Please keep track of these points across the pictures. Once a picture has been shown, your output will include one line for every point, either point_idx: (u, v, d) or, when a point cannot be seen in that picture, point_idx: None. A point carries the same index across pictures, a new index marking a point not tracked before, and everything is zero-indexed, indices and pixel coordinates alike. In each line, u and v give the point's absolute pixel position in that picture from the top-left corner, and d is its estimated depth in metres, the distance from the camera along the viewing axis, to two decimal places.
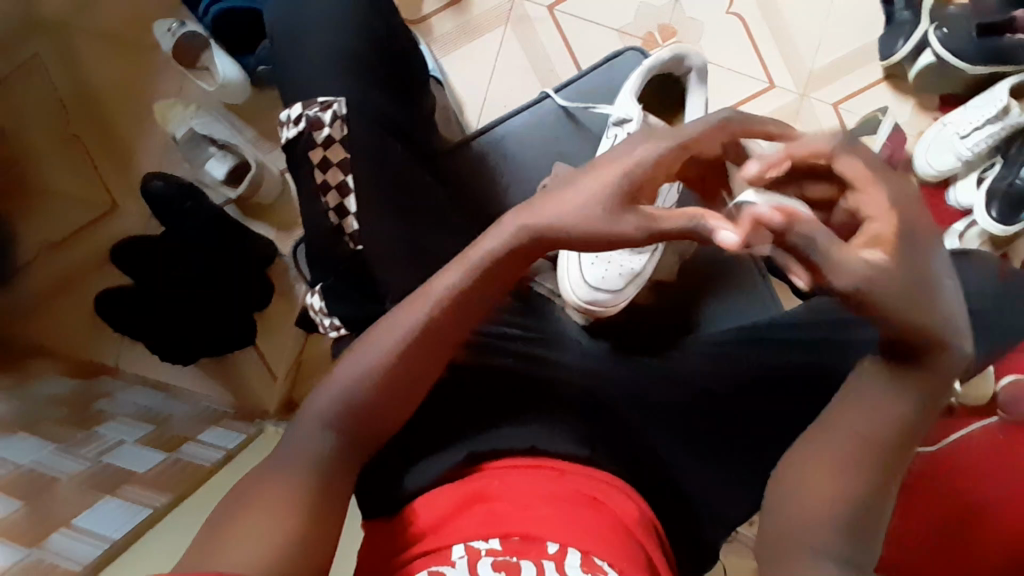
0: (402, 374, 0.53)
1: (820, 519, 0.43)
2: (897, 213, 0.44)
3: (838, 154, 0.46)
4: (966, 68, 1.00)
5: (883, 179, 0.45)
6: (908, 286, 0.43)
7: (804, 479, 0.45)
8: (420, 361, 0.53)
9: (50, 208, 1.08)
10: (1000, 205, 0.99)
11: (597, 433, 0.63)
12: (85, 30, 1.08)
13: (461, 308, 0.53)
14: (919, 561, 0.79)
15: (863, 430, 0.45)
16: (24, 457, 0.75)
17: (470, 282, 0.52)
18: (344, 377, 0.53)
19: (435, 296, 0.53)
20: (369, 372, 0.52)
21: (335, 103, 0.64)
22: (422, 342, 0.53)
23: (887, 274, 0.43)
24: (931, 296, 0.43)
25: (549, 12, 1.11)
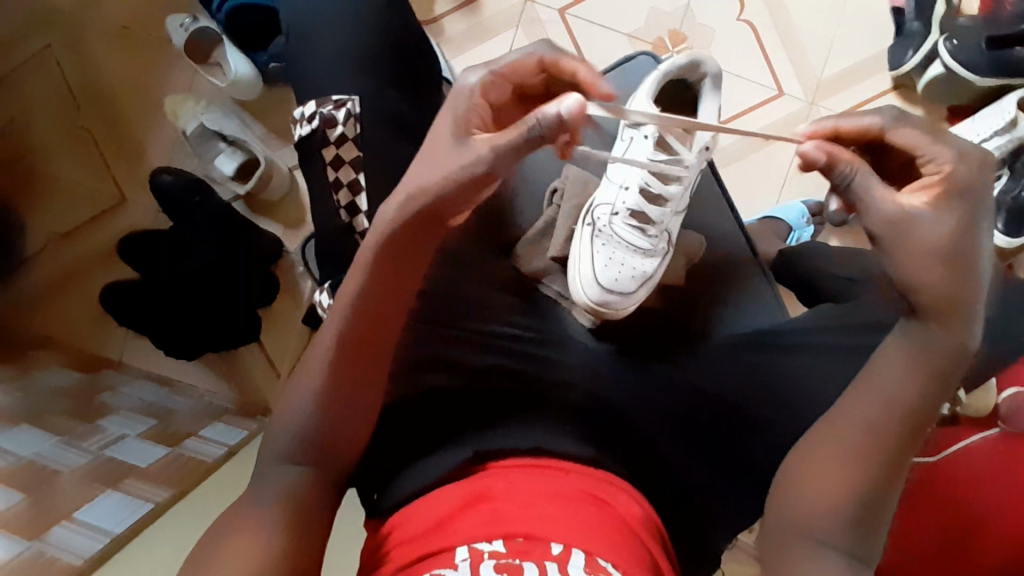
0: (340, 387, 0.53)
1: (821, 518, 0.49)
2: (958, 171, 0.48)
3: (890, 126, 0.50)
4: (976, 80, 1.00)
5: (939, 145, 0.49)
6: (935, 249, 0.47)
7: (807, 485, 0.50)
8: (354, 364, 0.54)
9: (57, 200, 1.08)
10: (1005, 217, 0.99)
11: (601, 435, 0.63)
12: (98, 24, 1.08)
13: (382, 296, 0.54)
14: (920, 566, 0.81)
15: (868, 432, 0.49)
16: (26, 448, 0.75)
17: (369, 282, 0.53)
18: (302, 403, 0.54)
19: (348, 299, 0.53)
20: (314, 397, 0.53)
21: (349, 102, 0.64)
22: (344, 353, 0.53)
23: (926, 226, 0.47)
24: (967, 257, 0.47)
25: (559, 16, 1.11)
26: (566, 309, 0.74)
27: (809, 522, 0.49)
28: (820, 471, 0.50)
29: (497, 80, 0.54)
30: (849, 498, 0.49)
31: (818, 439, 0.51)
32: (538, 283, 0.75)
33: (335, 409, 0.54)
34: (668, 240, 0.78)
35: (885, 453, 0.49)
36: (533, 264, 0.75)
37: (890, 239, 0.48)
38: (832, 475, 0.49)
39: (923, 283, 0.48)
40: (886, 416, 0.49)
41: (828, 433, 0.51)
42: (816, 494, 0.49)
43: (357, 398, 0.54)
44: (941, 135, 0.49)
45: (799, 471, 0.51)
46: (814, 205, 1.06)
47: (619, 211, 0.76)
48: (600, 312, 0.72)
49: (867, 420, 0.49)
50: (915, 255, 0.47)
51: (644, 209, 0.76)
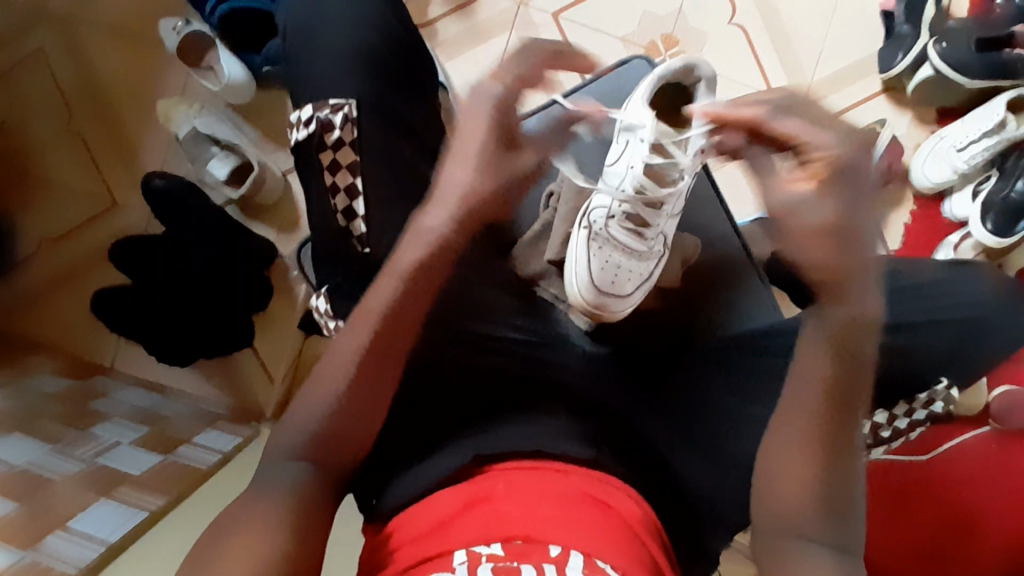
0: (364, 386, 0.55)
1: (795, 513, 0.51)
2: (836, 162, 0.57)
3: (774, 117, 0.59)
4: (966, 81, 1.02)
5: (817, 133, 0.58)
6: (821, 228, 0.57)
7: (777, 481, 0.53)
8: (379, 364, 0.56)
9: (48, 205, 1.07)
10: (995, 217, 1.00)
11: (600, 436, 0.62)
12: (89, 28, 1.07)
13: (415, 296, 0.58)
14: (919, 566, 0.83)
15: (818, 425, 0.53)
16: (18, 456, 0.74)
17: (408, 285, 0.57)
18: (317, 405, 0.54)
19: (386, 298, 0.57)
20: (336, 398, 0.54)
21: (346, 105, 0.64)
22: (376, 353, 0.56)
23: (810, 210, 0.57)
24: (853, 243, 0.57)
25: (553, 19, 1.11)
26: (562, 311, 0.75)
27: (787, 516, 0.51)
28: (785, 465, 0.53)
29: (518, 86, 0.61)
30: (817, 487, 0.52)
31: (771, 438, 0.55)
32: (535, 287, 0.77)
33: (358, 411, 0.55)
34: (664, 242, 0.77)
35: (833, 441, 0.53)
36: (531, 267, 0.77)
37: (784, 222, 0.59)
38: (796, 470, 0.52)
39: (823, 261, 0.57)
40: (825, 406, 0.54)
41: (780, 428, 0.55)
42: (788, 488, 0.52)
43: (378, 399, 0.56)
44: (822, 125, 0.58)
45: (765, 468, 0.54)
46: None
47: (617, 214, 0.75)
48: (599, 314, 0.73)
49: (812, 412, 0.54)
50: (804, 232, 0.58)
51: (641, 214, 0.74)
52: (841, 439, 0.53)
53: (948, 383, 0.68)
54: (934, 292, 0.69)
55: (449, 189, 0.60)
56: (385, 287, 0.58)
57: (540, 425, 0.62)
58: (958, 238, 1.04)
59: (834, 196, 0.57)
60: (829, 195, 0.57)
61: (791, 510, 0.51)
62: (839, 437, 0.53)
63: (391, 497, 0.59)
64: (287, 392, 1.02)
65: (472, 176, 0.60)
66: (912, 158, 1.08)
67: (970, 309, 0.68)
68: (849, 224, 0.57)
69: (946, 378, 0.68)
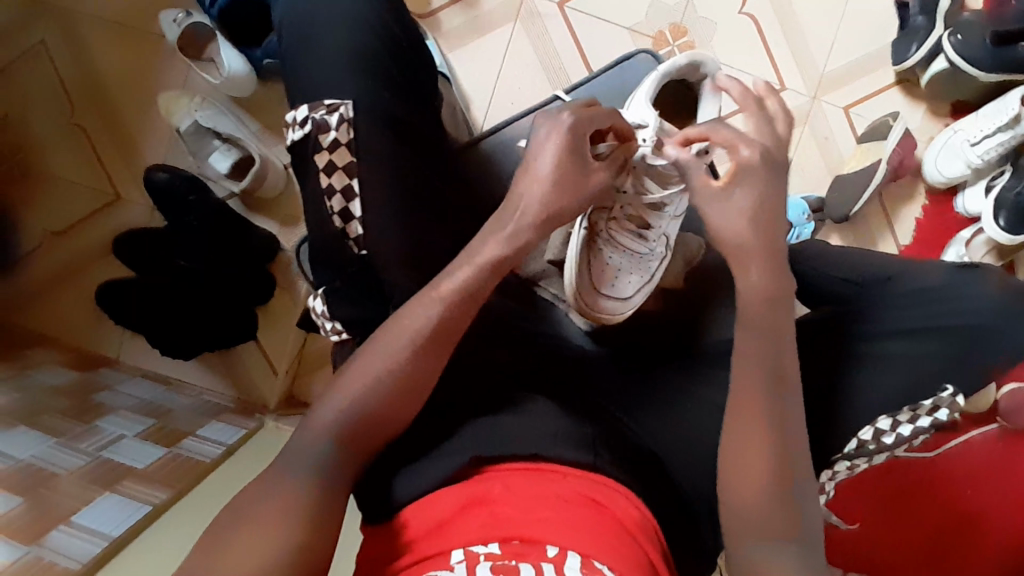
0: (419, 369, 0.57)
1: (762, 501, 0.52)
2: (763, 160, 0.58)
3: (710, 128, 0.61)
4: (980, 76, 0.99)
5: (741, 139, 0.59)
6: (743, 219, 0.57)
7: (745, 476, 0.52)
8: (429, 361, 0.57)
9: (50, 196, 1.07)
10: (1007, 214, 0.97)
11: (599, 439, 0.60)
12: (89, 18, 1.06)
13: (471, 303, 0.58)
14: (935, 554, 0.97)
15: (773, 408, 0.54)
16: (23, 450, 0.75)
17: (478, 277, 0.59)
18: (359, 381, 0.56)
19: (446, 296, 0.58)
20: (384, 373, 0.56)
21: (342, 106, 0.63)
22: (435, 337, 0.57)
23: (731, 203, 0.57)
24: (774, 230, 0.57)
25: (559, 9, 1.09)
26: (563, 312, 0.78)
27: (756, 509, 0.51)
28: (749, 453, 0.53)
29: (592, 118, 0.63)
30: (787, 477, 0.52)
31: (737, 433, 0.54)
32: (536, 286, 0.78)
33: (399, 400, 0.56)
34: (667, 244, 0.77)
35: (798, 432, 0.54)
36: (532, 267, 0.78)
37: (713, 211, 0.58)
38: (763, 460, 0.52)
39: (731, 235, 0.57)
40: (775, 388, 0.54)
41: (742, 418, 0.54)
42: (755, 481, 0.52)
43: (429, 381, 0.57)
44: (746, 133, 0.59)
45: (737, 467, 0.53)
46: (815, 201, 1.06)
47: (620, 215, 0.75)
48: (600, 318, 0.74)
49: (764, 395, 0.54)
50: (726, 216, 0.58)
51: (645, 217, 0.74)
52: (796, 425, 0.54)
53: (953, 390, 0.65)
54: (937, 298, 0.67)
55: (518, 211, 0.61)
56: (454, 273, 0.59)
57: (538, 411, 0.61)
58: (970, 234, 1.02)
59: (749, 180, 0.58)
60: (749, 186, 0.58)
61: (764, 500, 0.51)
62: (799, 421, 0.55)
63: (397, 492, 0.57)
64: (291, 383, 1.04)
65: (548, 187, 0.61)
66: (925, 151, 1.06)
67: (970, 316, 0.66)
68: (766, 211, 0.58)
69: (948, 386, 0.65)
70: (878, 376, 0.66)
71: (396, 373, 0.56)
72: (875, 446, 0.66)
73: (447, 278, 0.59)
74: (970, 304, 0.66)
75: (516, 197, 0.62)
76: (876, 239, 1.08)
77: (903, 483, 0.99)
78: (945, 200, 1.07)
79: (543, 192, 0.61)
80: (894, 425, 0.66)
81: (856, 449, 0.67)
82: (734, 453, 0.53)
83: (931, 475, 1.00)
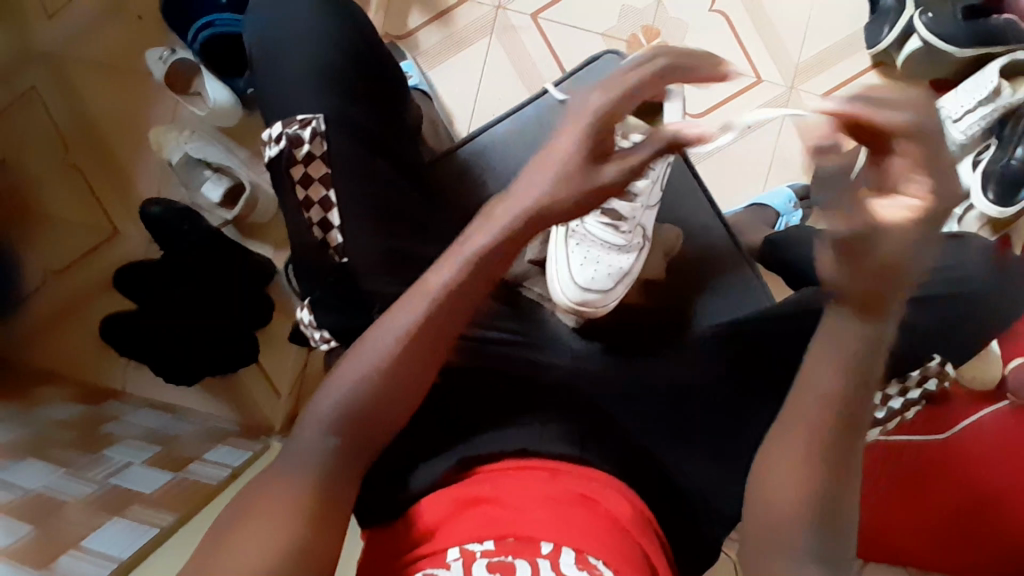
0: (406, 366, 0.54)
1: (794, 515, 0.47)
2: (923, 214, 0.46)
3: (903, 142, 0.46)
4: (955, 51, 1.00)
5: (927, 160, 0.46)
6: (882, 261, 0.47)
7: (770, 487, 0.48)
8: (418, 356, 0.54)
9: (53, 234, 1.10)
10: (996, 187, 0.98)
11: (588, 433, 0.62)
12: (82, 63, 1.10)
13: (457, 305, 0.54)
14: (950, 534, 0.99)
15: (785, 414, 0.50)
16: (33, 481, 0.76)
17: (459, 278, 0.54)
18: (349, 375, 0.53)
19: (434, 296, 0.54)
20: (370, 371, 0.53)
21: (314, 120, 0.65)
22: (423, 333, 0.54)
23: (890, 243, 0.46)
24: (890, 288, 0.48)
25: (532, 21, 1.11)
26: (549, 310, 0.76)
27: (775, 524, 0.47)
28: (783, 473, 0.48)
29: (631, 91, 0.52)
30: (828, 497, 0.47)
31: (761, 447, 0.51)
32: (521, 287, 0.77)
33: (393, 395, 0.54)
34: (643, 235, 0.79)
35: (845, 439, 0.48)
36: (515, 269, 0.78)
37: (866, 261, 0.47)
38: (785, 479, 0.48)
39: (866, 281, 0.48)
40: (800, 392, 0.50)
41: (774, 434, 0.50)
42: (784, 492, 0.47)
43: (420, 379, 0.55)
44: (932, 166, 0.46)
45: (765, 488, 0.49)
46: (800, 190, 1.06)
47: (592, 211, 0.78)
48: (582, 311, 0.74)
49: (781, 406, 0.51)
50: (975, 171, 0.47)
51: (614, 207, 0.77)
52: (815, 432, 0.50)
53: (939, 359, 0.68)
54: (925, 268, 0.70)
55: (514, 201, 0.54)
56: (443, 270, 0.55)
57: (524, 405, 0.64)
58: (962, 210, 1.02)
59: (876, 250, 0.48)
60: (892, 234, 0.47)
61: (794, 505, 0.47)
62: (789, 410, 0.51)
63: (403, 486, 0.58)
64: (295, 404, 1.06)
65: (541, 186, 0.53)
66: None
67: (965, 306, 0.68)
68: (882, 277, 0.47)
69: (936, 356, 0.68)
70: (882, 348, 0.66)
71: (389, 368, 0.54)
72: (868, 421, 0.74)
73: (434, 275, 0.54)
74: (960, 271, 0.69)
75: (517, 187, 0.54)
76: None
77: (899, 465, 1.01)
78: None
79: (547, 183, 0.53)
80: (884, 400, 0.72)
81: None
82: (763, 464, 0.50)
83: (926, 456, 1.00)
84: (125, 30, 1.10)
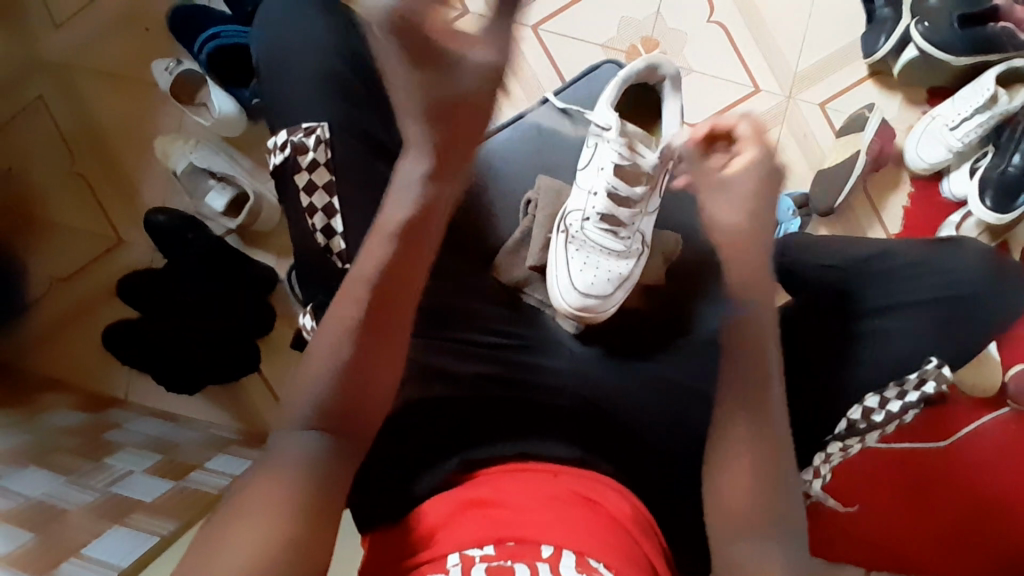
0: (365, 356, 0.56)
1: (758, 499, 0.56)
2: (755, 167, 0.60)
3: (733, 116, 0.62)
4: (951, 59, 1.02)
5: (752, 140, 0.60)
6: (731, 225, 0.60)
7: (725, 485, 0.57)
8: (376, 345, 0.56)
9: (57, 243, 1.11)
10: (993, 193, 0.99)
11: (590, 437, 0.65)
12: (89, 74, 1.12)
13: (399, 280, 0.58)
14: (957, 537, 0.99)
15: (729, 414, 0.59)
16: (33, 489, 0.76)
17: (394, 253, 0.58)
18: (317, 378, 0.55)
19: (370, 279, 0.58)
20: (331, 370, 0.55)
21: (318, 128, 0.66)
22: (372, 323, 0.57)
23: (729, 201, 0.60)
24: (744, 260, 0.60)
25: (533, 32, 1.13)
26: (550, 317, 0.75)
27: (743, 512, 0.56)
28: (731, 472, 0.57)
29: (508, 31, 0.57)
30: (784, 484, 0.57)
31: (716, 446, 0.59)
32: (521, 293, 0.76)
33: (370, 368, 0.56)
34: (643, 240, 0.77)
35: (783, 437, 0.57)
36: (514, 275, 0.76)
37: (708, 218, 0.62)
38: (741, 480, 0.57)
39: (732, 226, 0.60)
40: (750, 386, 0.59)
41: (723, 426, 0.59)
42: (734, 488, 0.57)
43: (385, 372, 0.57)
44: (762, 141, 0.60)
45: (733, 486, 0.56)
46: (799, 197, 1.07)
47: (591, 216, 0.77)
48: (582, 317, 0.73)
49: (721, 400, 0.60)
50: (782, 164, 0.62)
51: (614, 212, 0.75)
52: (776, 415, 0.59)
53: (937, 362, 0.67)
54: (916, 275, 0.70)
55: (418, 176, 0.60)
56: (375, 248, 0.59)
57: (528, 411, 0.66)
58: (959, 217, 1.04)
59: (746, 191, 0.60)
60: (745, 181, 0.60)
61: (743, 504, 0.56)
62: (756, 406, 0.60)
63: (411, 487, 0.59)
64: None
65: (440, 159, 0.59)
66: (904, 140, 1.08)
67: (959, 316, 0.69)
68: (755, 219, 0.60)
69: (932, 357, 0.68)
70: (876, 351, 0.69)
71: (350, 364, 0.55)
72: (866, 425, 0.67)
73: (369, 258, 0.58)
74: (956, 275, 0.70)
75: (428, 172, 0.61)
76: (865, 228, 1.09)
77: (903, 470, 1.00)
78: (931, 185, 1.08)
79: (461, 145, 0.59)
80: (883, 402, 0.67)
81: (846, 429, 0.67)
82: (722, 454, 0.58)
83: (928, 461, 1.01)
84: (131, 42, 1.12)
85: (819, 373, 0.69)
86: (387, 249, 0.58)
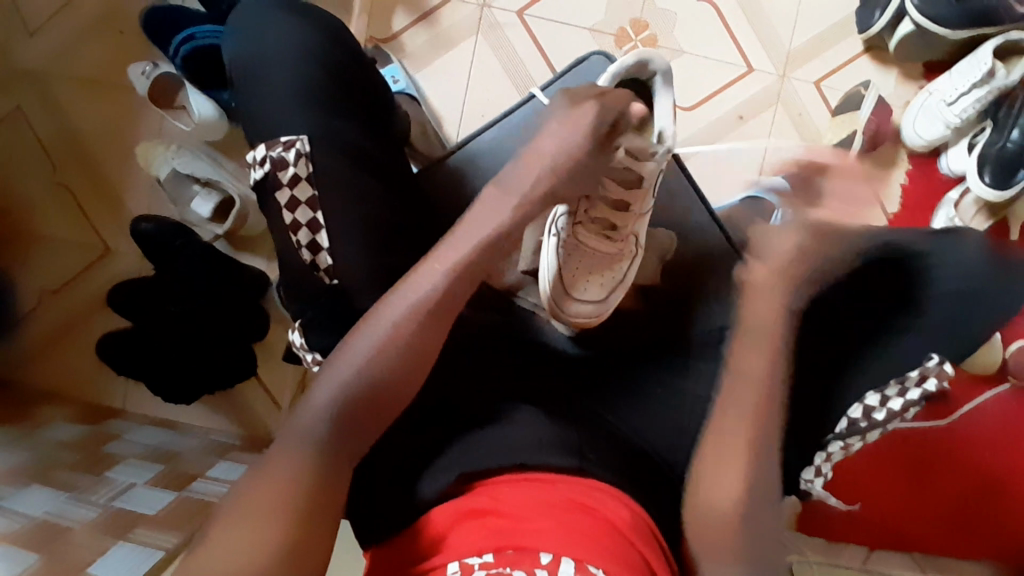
0: (396, 381, 0.57)
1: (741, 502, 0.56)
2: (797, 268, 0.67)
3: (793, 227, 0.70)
4: (946, 34, 0.99)
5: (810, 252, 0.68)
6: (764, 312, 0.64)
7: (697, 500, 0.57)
8: (404, 368, 0.57)
9: (46, 254, 1.09)
10: (992, 170, 0.98)
11: (585, 443, 0.61)
12: (65, 81, 1.09)
13: (437, 322, 0.59)
14: (955, 514, 1.00)
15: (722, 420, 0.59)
16: (36, 508, 0.76)
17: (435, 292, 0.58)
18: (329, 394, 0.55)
19: (416, 311, 0.58)
20: (343, 388, 0.55)
21: (298, 141, 0.64)
22: (397, 345, 0.57)
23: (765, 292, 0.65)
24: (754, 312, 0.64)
25: (519, 18, 1.10)
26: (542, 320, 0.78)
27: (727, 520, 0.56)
28: (715, 474, 0.57)
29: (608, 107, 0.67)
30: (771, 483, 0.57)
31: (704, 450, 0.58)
32: (515, 296, 0.79)
33: (401, 386, 0.57)
34: (638, 242, 0.79)
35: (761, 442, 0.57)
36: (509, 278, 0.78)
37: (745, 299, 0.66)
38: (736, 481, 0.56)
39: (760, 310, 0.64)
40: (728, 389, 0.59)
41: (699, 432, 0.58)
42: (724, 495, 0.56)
43: (408, 385, 0.58)
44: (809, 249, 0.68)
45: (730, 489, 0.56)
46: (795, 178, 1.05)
47: (584, 219, 0.77)
48: (578, 323, 0.75)
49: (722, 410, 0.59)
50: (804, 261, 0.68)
51: (609, 216, 0.76)
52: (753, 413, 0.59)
53: (938, 359, 0.67)
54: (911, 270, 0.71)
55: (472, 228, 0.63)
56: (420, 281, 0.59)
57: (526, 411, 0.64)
58: (958, 195, 1.03)
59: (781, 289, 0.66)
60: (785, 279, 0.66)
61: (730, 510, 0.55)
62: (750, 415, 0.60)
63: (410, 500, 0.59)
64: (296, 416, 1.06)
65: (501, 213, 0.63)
66: (902, 116, 1.06)
67: (955, 316, 0.69)
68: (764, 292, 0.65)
69: (933, 355, 0.67)
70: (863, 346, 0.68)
71: (366, 378, 0.56)
72: (868, 423, 0.66)
73: (414, 285, 0.59)
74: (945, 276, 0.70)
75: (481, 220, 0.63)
76: None
77: (904, 452, 1.01)
78: (928, 162, 1.07)
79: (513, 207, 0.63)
80: (884, 400, 0.66)
81: (847, 429, 0.67)
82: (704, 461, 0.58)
83: (928, 442, 1.01)
84: (106, 46, 1.09)
85: (817, 366, 0.68)
86: (425, 288, 0.59)
